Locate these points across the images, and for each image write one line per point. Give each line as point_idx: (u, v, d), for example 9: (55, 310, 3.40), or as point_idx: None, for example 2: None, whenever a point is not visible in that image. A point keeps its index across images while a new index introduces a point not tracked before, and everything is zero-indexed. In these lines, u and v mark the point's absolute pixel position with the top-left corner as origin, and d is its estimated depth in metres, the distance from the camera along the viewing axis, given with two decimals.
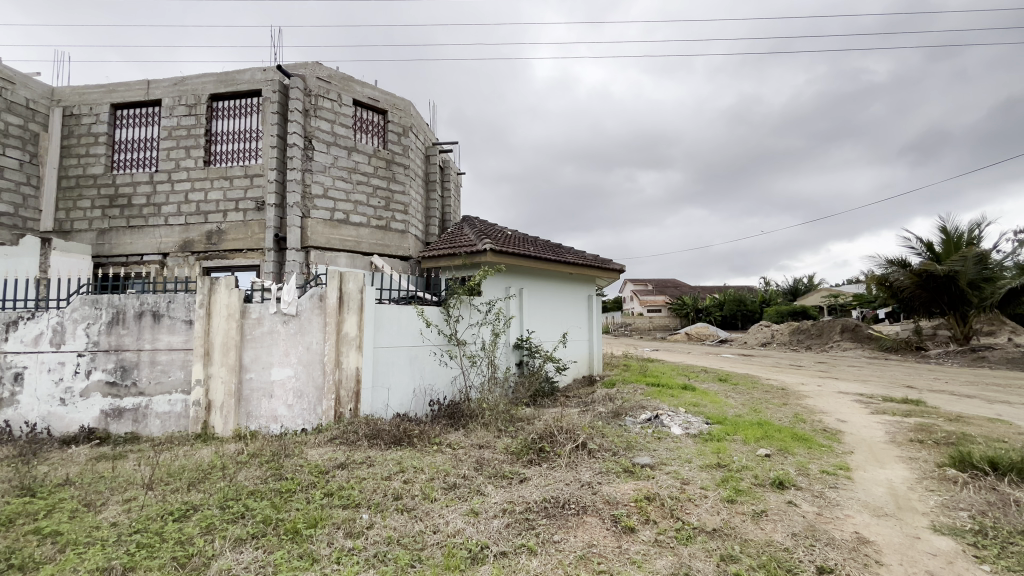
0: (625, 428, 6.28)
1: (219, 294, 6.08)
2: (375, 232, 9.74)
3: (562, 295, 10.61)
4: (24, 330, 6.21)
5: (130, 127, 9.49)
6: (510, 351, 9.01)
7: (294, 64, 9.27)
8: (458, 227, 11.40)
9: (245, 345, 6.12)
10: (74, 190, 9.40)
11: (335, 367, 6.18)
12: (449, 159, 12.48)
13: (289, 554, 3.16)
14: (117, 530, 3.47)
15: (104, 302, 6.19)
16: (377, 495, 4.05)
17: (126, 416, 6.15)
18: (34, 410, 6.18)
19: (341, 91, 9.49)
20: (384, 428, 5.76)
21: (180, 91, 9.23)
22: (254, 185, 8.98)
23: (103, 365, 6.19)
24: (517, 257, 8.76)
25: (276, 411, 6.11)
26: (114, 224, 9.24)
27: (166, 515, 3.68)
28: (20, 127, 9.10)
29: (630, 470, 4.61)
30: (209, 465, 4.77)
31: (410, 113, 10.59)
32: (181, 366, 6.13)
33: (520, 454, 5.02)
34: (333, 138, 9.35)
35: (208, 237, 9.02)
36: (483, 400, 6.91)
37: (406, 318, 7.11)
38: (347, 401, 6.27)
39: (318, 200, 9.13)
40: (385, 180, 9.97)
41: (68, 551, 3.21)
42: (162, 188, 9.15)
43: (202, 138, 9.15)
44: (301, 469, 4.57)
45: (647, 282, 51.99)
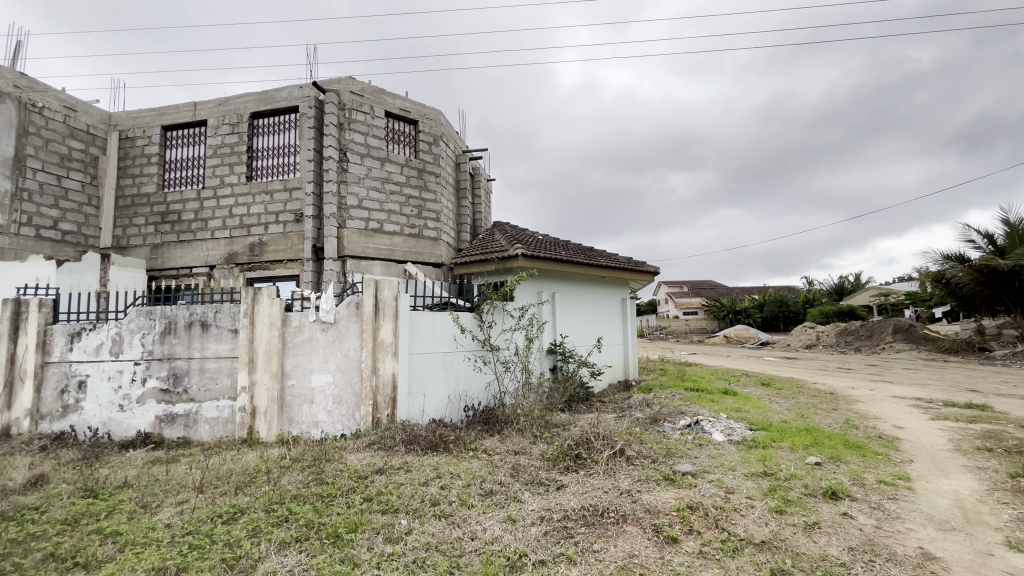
0: (665, 434, 6.12)
1: (261, 304, 6.31)
2: (409, 240, 9.92)
3: (594, 298, 10.47)
4: (86, 340, 6.63)
5: (179, 146, 10.03)
6: (544, 356, 8.94)
7: (328, 80, 9.58)
8: (490, 233, 11.47)
9: (286, 353, 6.33)
10: (129, 208, 9.99)
11: (372, 374, 6.33)
12: (479, 167, 12.60)
13: (330, 559, 3.21)
14: (171, 532, 3.62)
15: (157, 313, 6.54)
16: (414, 500, 4.08)
17: (178, 421, 6.45)
18: (96, 416, 6.57)
19: (373, 103, 9.74)
20: (421, 434, 5.82)
21: (223, 110, 9.69)
22: (293, 198, 9.30)
23: (157, 373, 6.52)
24: (548, 262, 8.72)
25: (317, 417, 6.27)
26: (165, 240, 9.75)
27: (216, 518, 3.83)
28: (81, 151, 9.76)
29: (671, 478, 4.47)
30: (254, 469, 4.94)
31: (440, 122, 10.75)
32: (228, 374, 6.38)
33: (555, 461, 4.95)
34: (366, 150, 9.59)
35: (251, 249, 9.38)
36: (518, 406, 6.87)
37: (440, 324, 7.20)
38: (384, 407, 6.38)
39: (353, 210, 9.37)
40: (418, 189, 10.16)
41: (126, 551, 3.38)
42: (209, 204, 9.60)
43: (244, 154, 9.57)
44: (341, 474, 4.65)
45: (683, 283, 50.83)
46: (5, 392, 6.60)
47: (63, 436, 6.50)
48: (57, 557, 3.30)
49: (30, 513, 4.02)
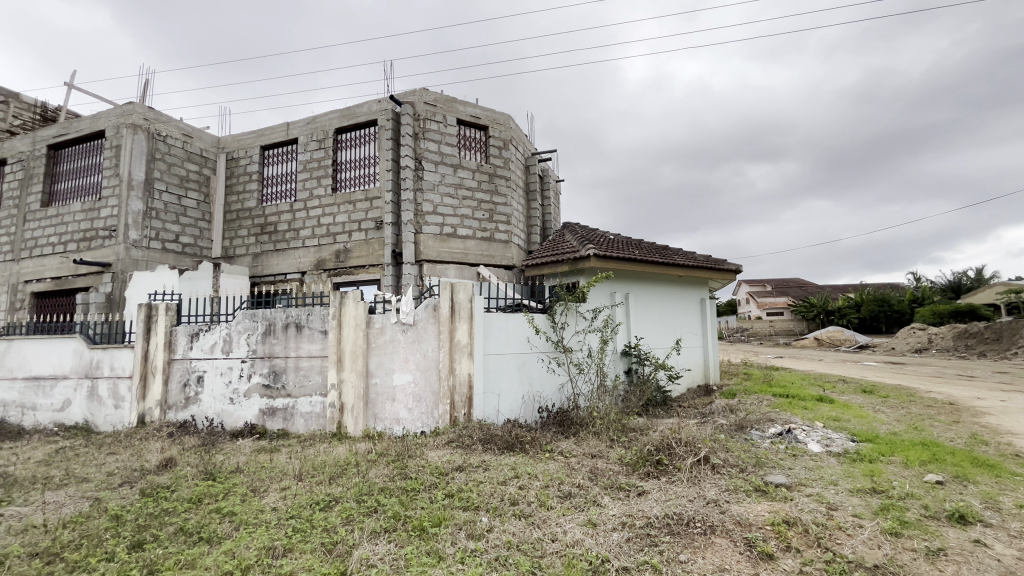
0: (753, 443, 5.74)
1: (347, 306, 6.74)
2: (481, 244, 10.16)
3: (670, 299, 10.06)
4: (203, 340, 7.46)
5: (275, 163, 10.99)
6: (618, 359, 8.73)
7: (404, 93, 10.05)
8: (560, 234, 11.44)
9: (370, 352, 6.71)
10: (234, 221, 11.10)
11: (449, 374, 6.55)
12: (549, 168, 12.61)
13: (417, 550, 3.35)
14: (277, 515, 3.96)
15: (260, 315, 7.21)
16: (494, 499, 4.14)
17: (278, 414, 7.05)
18: (211, 407, 7.36)
19: (445, 112, 10.09)
20: (498, 434, 5.92)
21: (312, 128, 10.49)
22: (374, 207, 9.85)
23: (260, 370, 7.17)
24: (621, 262, 8.53)
25: (398, 414, 6.57)
26: (264, 249, 10.72)
27: (314, 504, 4.14)
28: (197, 173, 11.03)
29: (763, 489, 4.18)
30: (345, 461, 5.28)
31: (509, 126, 10.92)
32: (319, 372, 6.88)
33: (635, 466, 4.81)
34: (440, 157, 9.95)
35: (337, 256, 10.06)
36: (593, 408, 6.77)
37: (513, 326, 7.28)
38: (461, 406, 6.58)
39: (429, 216, 9.74)
40: (489, 193, 10.38)
41: (241, 530, 3.74)
42: (300, 215, 10.43)
43: (330, 168, 10.30)
44: (424, 470, 4.85)
45: (766, 282, 47.45)
46: (140, 385, 7.59)
47: (186, 424, 7.35)
48: (185, 531, 3.73)
49: (163, 491, 4.59)
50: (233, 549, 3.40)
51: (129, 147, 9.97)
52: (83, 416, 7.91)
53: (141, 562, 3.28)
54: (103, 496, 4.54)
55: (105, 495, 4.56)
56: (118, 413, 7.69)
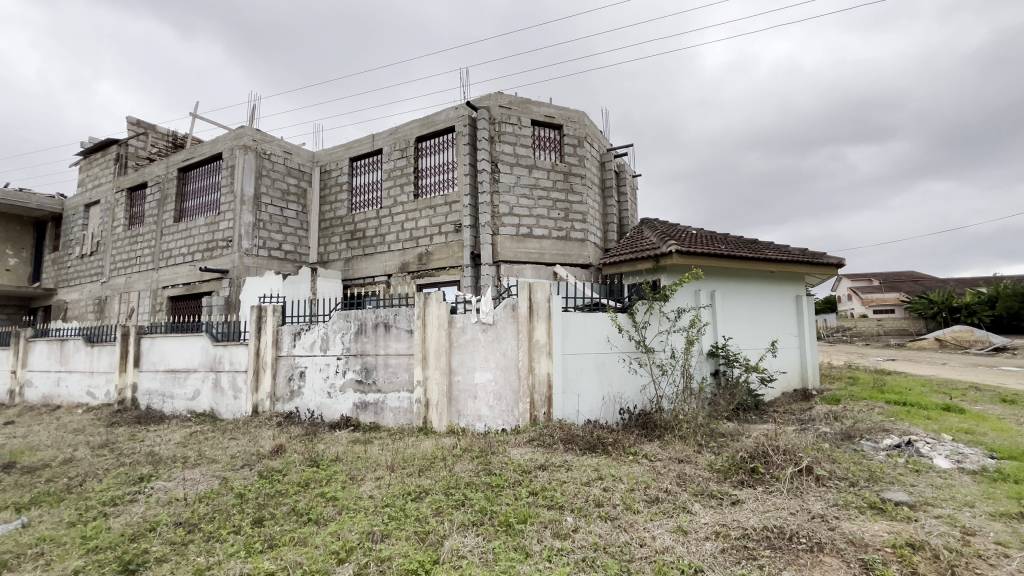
0: (864, 454, 5.19)
1: (431, 307, 7.04)
2: (557, 243, 10.17)
3: (762, 296, 9.39)
4: (304, 338, 8.17)
5: (362, 173, 11.76)
6: (705, 360, 8.31)
7: (480, 98, 10.29)
8: (639, 231, 11.12)
9: (453, 351, 6.97)
10: (328, 229, 12.04)
11: (529, 372, 6.62)
12: (625, 163, 12.30)
13: (505, 545, 3.42)
14: (374, 502, 4.24)
15: (352, 316, 7.76)
16: (578, 499, 4.12)
17: (370, 408, 7.53)
18: (312, 400, 8.04)
19: (520, 114, 10.20)
20: (579, 434, 5.88)
21: (395, 139, 11.09)
22: (453, 211, 10.20)
23: (354, 367, 7.71)
24: (706, 258, 8.11)
25: (480, 411, 6.75)
26: (355, 254, 11.51)
27: (406, 495, 4.37)
28: (296, 186, 12.12)
29: (880, 507, 3.77)
30: (432, 455, 5.52)
31: (584, 123, 10.82)
32: (406, 369, 7.26)
33: (726, 473, 4.55)
34: (515, 159, 10.08)
35: (420, 258, 10.53)
36: (678, 411, 6.51)
37: (592, 325, 7.19)
38: (541, 405, 6.62)
39: (506, 218, 9.91)
40: (564, 192, 10.37)
41: (343, 514, 4.05)
42: (386, 221, 11.07)
43: (412, 175, 10.82)
44: (507, 467, 4.94)
45: (873, 276, 42.66)
46: (253, 378, 8.48)
47: (291, 415, 8.09)
48: (296, 512, 4.12)
49: (276, 474, 5.10)
50: (337, 531, 3.69)
51: (241, 166, 11.19)
52: (209, 404, 8.99)
53: (262, 537, 3.66)
54: (228, 476, 5.14)
55: (230, 475, 5.16)
56: (237, 403, 8.65)
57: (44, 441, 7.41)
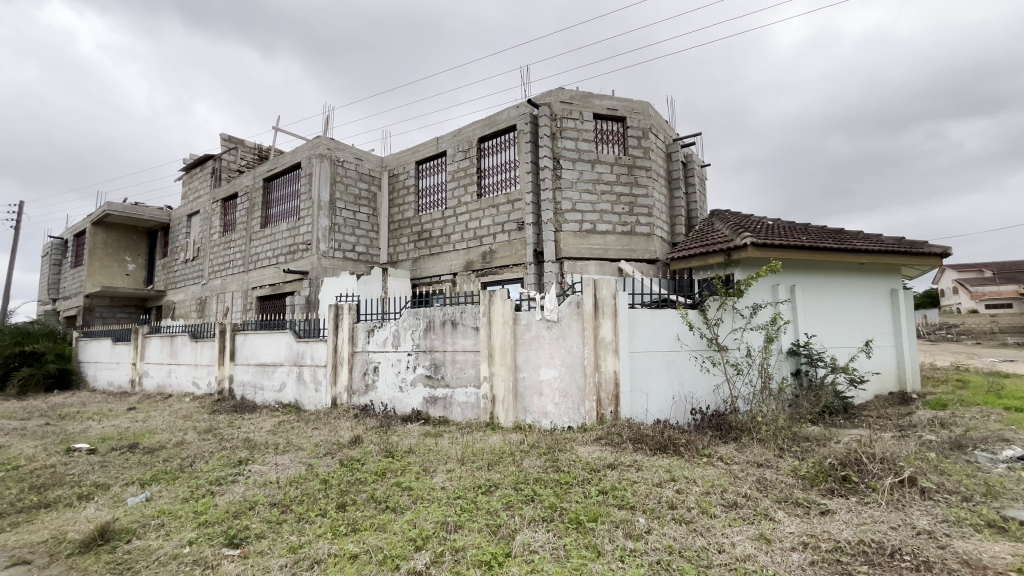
0: (979, 466, 4.63)
1: (496, 304, 7.15)
2: (622, 239, 9.97)
3: (851, 291, 8.64)
4: (378, 335, 8.60)
5: (427, 176, 12.15)
6: (784, 359, 7.79)
7: (541, 95, 10.27)
8: (709, 223, 10.62)
9: (518, 348, 7.03)
10: (397, 230, 12.58)
11: (595, 370, 6.53)
12: (692, 153, 11.77)
13: (576, 542, 3.41)
14: (447, 493, 4.39)
15: (421, 313, 8.06)
16: (650, 500, 4.03)
17: (439, 402, 7.79)
18: (385, 394, 8.45)
19: (581, 109, 10.07)
20: (649, 434, 5.73)
21: (458, 140, 11.36)
22: (515, 209, 10.27)
23: (423, 363, 8.00)
24: (785, 250, 7.60)
25: (546, 408, 6.77)
26: (422, 254, 11.93)
27: (477, 488, 4.48)
28: (367, 191, 12.78)
29: (1001, 526, 3.35)
30: (501, 450, 5.62)
31: (648, 114, 10.52)
32: (473, 365, 7.43)
33: (813, 481, 4.25)
34: (578, 154, 9.97)
35: (484, 257, 10.70)
36: (756, 413, 6.15)
37: (660, 322, 6.97)
38: (607, 404, 6.51)
39: (568, 214, 9.83)
40: (628, 186, 10.14)
41: (418, 503, 4.23)
42: (451, 221, 11.37)
43: (475, 176, 11.03)
44: (575, 464, 4.92)
45: (984, 267, 37.81)
46: (332, 372, 9.05)
47: (366, 408, 8.54)
48: (375, 499, 4.36)
49: (356, 463, 5.42)
50: (414, 520, 3.86)
51: (318, 174, 11.95)
52: (293, 396, 9.72)
53: (346, 521, 3.91)
54: (314, 463, 5.53)
55: (315, 462, 5.55)
56: (318, 395, 9.28)
57: (160, 426, 8.38)
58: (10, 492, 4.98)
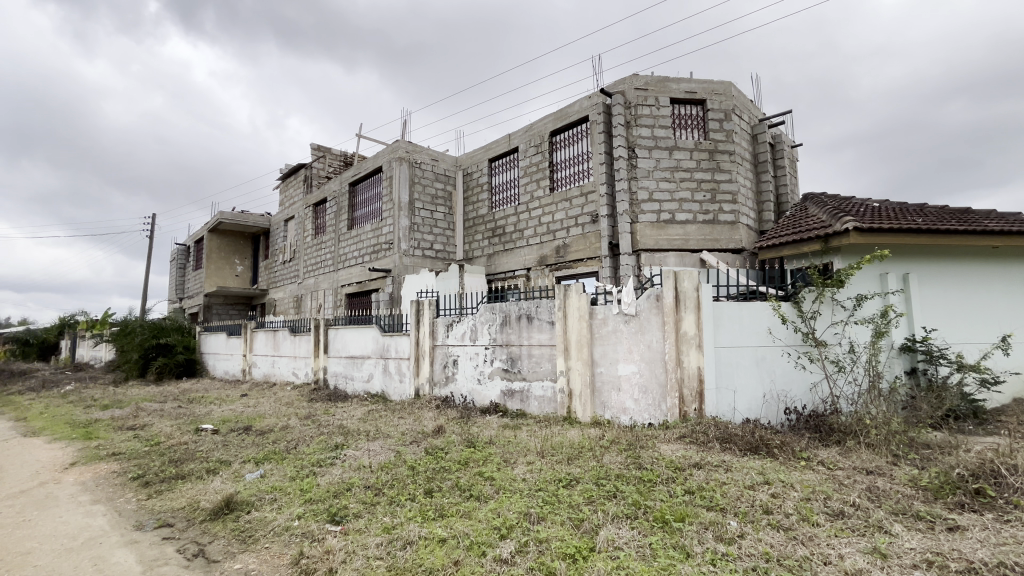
0: None
1: (571, 298, 7.10)
2: (703, 228, 9.49)
3: (981, 279, 7.56)
4: (456, 329, 8.89)
5: (500, 172, 12.33)
6: (896, 356, 6.99)
7: (614, 83, 9.98)
8: (802, 208, 9.77)
9: (594, 342, 6.94)
10: (471, 227, 12.90)
11: (676, 366, 6.27)
12: (781, 133, 10.90)
13: (663, 542, 3.32)
14: (528, 485, 4.45)
15: (497, 308, 8.21)
16: (742, 503, 3.81)
17: (516, 396, 7.90)
18: (464, 386, 8.73)
19: (657, 94, 9.67)
20: (738, 434, 5.41)
21: (530, 135, 11.39)
22: (589, 201, 10.11)
23: (500, 357, 8.15)
24: (896, 234, 6.82)
25: (625, 403, 6.62)
26: (496, 249, 12.13)
27: (558, 481, 4.50)
28: (443, 190, 13.22)
29: None
30: (580, 444, 5.59)
31: (730, 94, 9.90)
32: (549, 359, 7.45)
33: (938, 493, 3.78)
34: (654, 142, 9.60)
35: (557, 251, 10.65)
36: (863, 415, 5.59)
37: (748, 315, 6.54)
38: (691, 401, 6.25)
39: (645, 204, 9.50)
40: (709, 172, 9.63)
41: (501, 493, 4.33)
42: (524, 216, 11.44)
43: (548, 170, 11.00)
44: (658, 462, 4.77)
45: None
46: (415, 364, 9.50)
47: (447, 399, 8.87)
48: (460, 487, 4.53)
49: (440, 452, 5.67)
50: (497, 509, 3.95)
51: (397, 176, 12.55)
52: (380, 387, 10.34)
53: (433, 507, 4.10)
54: (402, 450, 5.87)
55: (402, 450, 5.88)
56: (402, 386, 9.80)
57: (268, 411, 9.31)
58: (155, 464, 5.79)
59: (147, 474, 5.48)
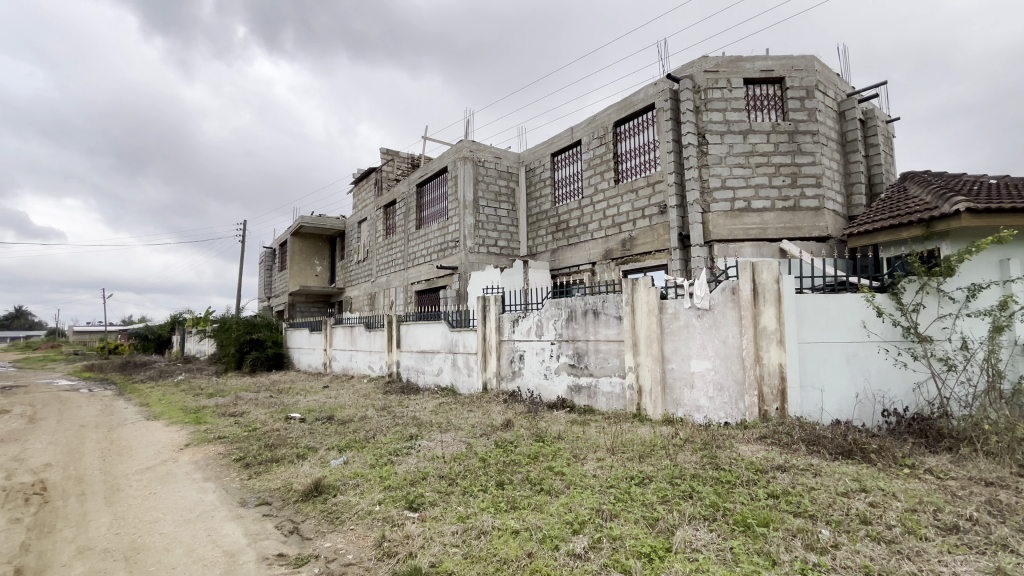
0: None
1: (639, 292, 6.91)
2: (783, 215, 8.88)
3: None
4: (522, 324, 8.97)
5: (562, 166, 12.24)
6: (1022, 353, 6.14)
7: (681, 68, 9.54)
8: (900, 189, 8.86)
9: (665, 338, 6.71)
10: (535, 223, 12.93)
11: (755, 363, 5.92)
12: (873, 108, 9.93)
13: (745, 547, 3.15)
14: (599, 482, 4.41)
15: (563, 303, 8.17)
16: (835, 511, 3.53)
17: (584, 391, 7.84)
18: (531, 381, 8.79)
19: (730, 75, 9.12)
20: (828, 436, 5.02)
21: (593, 127, 11.19)
22: (656, 191, 9.77)
23: (566, 352, 8.11)
24: (1018, 215, 6.04)
25: (699, 401, 6.35)
26: (560, 244, 12.07)
27: (630, 479, 4.41)
28: (506, 187, 13.37)
29: None
30: (652, 442, 5.44)
31: (813, 69, 9.15)
32: (617, 355, 7.31)
33: None
34: (726, 126, 9.08)
35: (623, 244, 10.40)
36: (981, 420, 4.98)
37: (838, 308, 6.03)
38: (772, 400, 5.86)
39: (717, 192, 9.02)
40: (789, 155, 8.97)
41: (572, 488, 4.32)
42: (588, 210, 11.28)
43: (612, 161, 10.76)
44: (737, 463, 4.53)
45: None
46: (482, 359, 9.70)
47: (515, 393, 8.98)
48: (531, 480, 4.57)
49: (510, 445, 5.75)
50: (569, 504, 3.95)
51: (462, 176, 12.83)
52: (450, 380, 10.66)
53: (505, 499, 4.18)
54: (472, 442, 6.03)
55: (473, 442, 6.03)
56: (471, 380, 10.05)
57: (348, 402, 9.93)
58: (253, 448, 6.37)
59: (247, 456, 6.05)
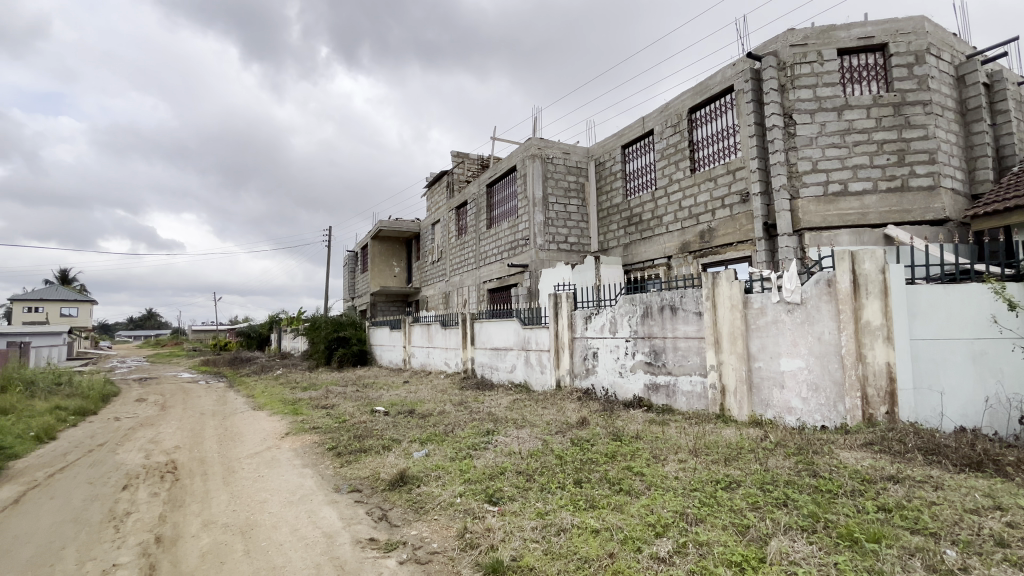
0: None
1: (720, 286, 6.54)
2: (887, 198, 7.99)
3: None
4: (595, 321, 8.84)
5: (634, 158, 11.89)
6: None
7: (764, 44, 8.86)
8: None
9: (751, 334, 6.30)
10: (606, 217, 12.68)
11: (857, 361, 5.38)
12: (1001, 69, 8.62)
13: (853, 563, 2.88)
14: (681, 484, 4.23)
15: (637, 299, 7.94)
16: (962, 530, 3.12)
17: (661, 390, 7.56)
18: (606, 378, 8.64)
19: (821, 47, 8.33)
20: (950, 445, 4.45)
21: (665, 115, 10.75)
22: (737, 179, 9.17)
23: (642, 350, 7.87)
24: None
25: (790, 402, 5.90)
26: (633, 239, 11.73)
27: (715, 483, 4.19)
28: (575, 182, 13.25)
29: None
30: (738, 445, 5.14)
31: (922, 32, 8.13)
32: (697, 353, 6.97)
33: None
34: (818, 103, 8.30)
35: (701, 236, 9.90)
36: None
37: (960, 301, 5.30)
38: (879, 403, 5.30)
39: (808, 176, 8.30)
40: (894, 130, 8.05)
41: (653, 490, 4.19)
42: (662, 202, 10.87)
43: (687, 150, 10.26)
44: (839, 471, 4.15)
45: None
46: (555, 356, 9.69)
47: (589, 391, 8.87)
48: (609, 480, 4.50)
49: (586, 443, 5.70)
50: (651, 506, 3.84)
51: (531, 173, 12.88)
52: (523, 377, 10.77)
53: (584, 497, 4.15)
54: (548, 439, 6.04)
55: (548, 439, 6.05)
56: (543, 377, 10.07)
57: (426, 397, 10.37)
58: (344, 438, 6.85)
59: (338, 446, 6.52)
